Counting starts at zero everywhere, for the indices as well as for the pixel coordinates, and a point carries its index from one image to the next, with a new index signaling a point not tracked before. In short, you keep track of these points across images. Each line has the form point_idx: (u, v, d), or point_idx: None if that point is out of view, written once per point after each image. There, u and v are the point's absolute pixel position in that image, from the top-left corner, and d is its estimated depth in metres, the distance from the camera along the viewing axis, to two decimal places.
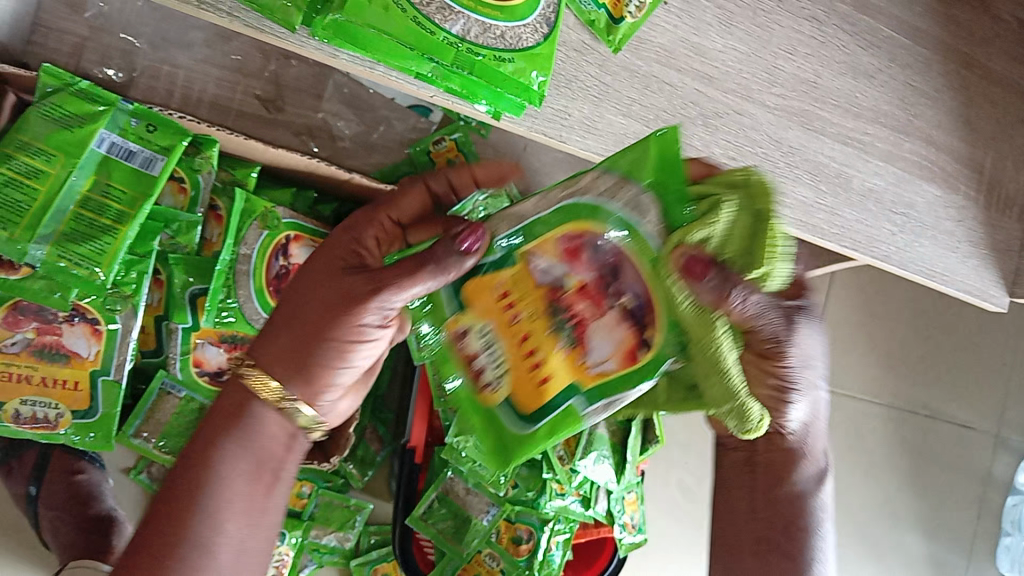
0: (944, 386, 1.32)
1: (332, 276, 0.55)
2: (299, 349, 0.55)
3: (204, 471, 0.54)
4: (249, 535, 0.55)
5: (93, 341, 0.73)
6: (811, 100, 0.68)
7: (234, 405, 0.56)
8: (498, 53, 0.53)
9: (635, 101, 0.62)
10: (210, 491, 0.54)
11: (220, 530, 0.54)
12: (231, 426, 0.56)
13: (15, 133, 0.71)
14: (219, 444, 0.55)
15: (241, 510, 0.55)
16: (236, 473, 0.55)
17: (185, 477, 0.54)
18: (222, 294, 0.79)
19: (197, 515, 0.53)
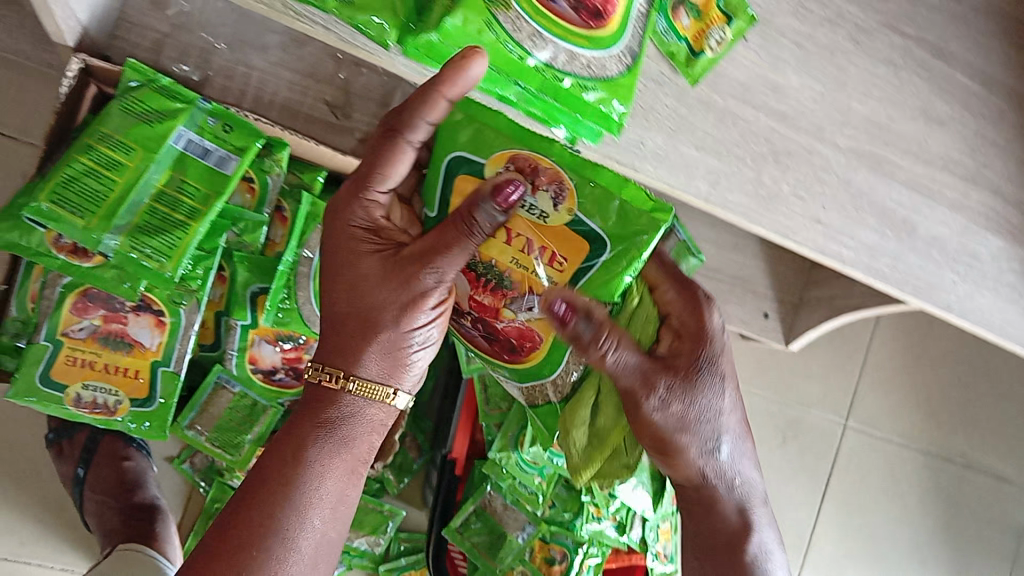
0: (985, 438, 1.30)
1: (372, 271, 0.55)
2: (359, 339, 0.56)
3: (293, 452, 0.57)
4: (331, 526, 0.58)
5: (156, 332, 0.75)
6: (881, 144, 0.68)
7: (314, 408, 0.57)
8: (582, 82, 0.53)
9: (709, 134, 0.63)
10: (303, 494, 0.56)
11: (307, 532, 0.56)
12: (306, 439, 0.57)
13: (95, 125, 0.73)
14: (298, 453, 0.57)
15: (326, 507, 0.57)
16: (330, 475, 0.57)
17: (271, 480, 0.56)
18: (282, 294, 0.81)
19: (288, 509, 0.56)
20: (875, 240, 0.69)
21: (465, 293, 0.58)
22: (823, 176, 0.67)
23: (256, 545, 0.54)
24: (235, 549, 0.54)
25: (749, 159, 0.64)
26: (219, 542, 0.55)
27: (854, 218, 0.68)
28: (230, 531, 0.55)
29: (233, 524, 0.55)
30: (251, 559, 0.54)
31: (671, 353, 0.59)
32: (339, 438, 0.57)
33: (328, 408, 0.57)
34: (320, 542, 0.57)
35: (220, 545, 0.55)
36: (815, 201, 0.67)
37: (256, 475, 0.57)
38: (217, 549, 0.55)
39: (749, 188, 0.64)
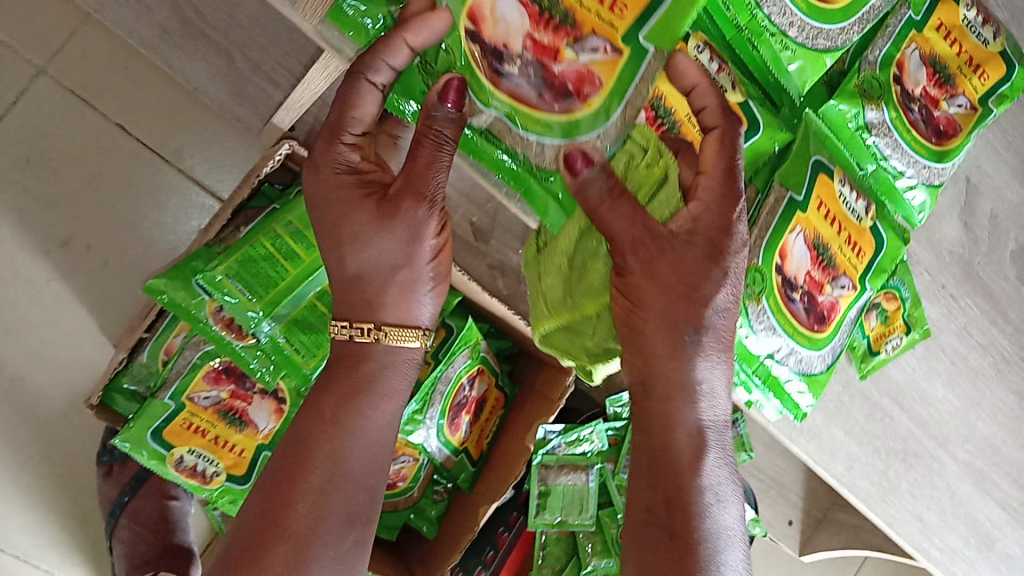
0: None
1: (411, 216, 0.56)
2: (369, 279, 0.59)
3: (348, 398, 0.61)
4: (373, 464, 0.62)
5: (273, 417, 0.76)
6: (989, 463, 0.73)
7: (349, 358, 0.62)
8: (789, 374, 0.58)
9: (858, 424, 0.68)
10: (340, 445, 0.61)
11: (349, 483, 0.61)
12: (352, 395, 0.61)
13: (282, 210, 0.75)
14: (337, 405, 0.61)
15: (364, 454, 0.62)
16: (368, 423, 0.62)
17: (312, 436, 0.61)
18: (416, 406, 0.80)
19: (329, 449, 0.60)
20: (958, 544, 0.74)
21: (518, 27, 0.48)
22: (936, 481, 0.72)
23: (299, 484, 0.60)
24: (279, 489, 0.60)
25: (884, 453, 0.69)
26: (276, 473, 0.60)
27: (946, 523, 0.73)
28: (282, 473, 0.60)
29: (283, 464, 0.60)
30: (299, 491, 0.59)
31: (685, 234, 0.53)
32: (367, 395, 0.61)
33: (360, 366, 0.61)
34: (362, 491, 0.62)
35: (274, 486, 0.60)
36: (922, 501, 0.72)
37: (299, 428, 0.62)
38: (272, 485, 0.60)
39: (875, 477, 0.70)
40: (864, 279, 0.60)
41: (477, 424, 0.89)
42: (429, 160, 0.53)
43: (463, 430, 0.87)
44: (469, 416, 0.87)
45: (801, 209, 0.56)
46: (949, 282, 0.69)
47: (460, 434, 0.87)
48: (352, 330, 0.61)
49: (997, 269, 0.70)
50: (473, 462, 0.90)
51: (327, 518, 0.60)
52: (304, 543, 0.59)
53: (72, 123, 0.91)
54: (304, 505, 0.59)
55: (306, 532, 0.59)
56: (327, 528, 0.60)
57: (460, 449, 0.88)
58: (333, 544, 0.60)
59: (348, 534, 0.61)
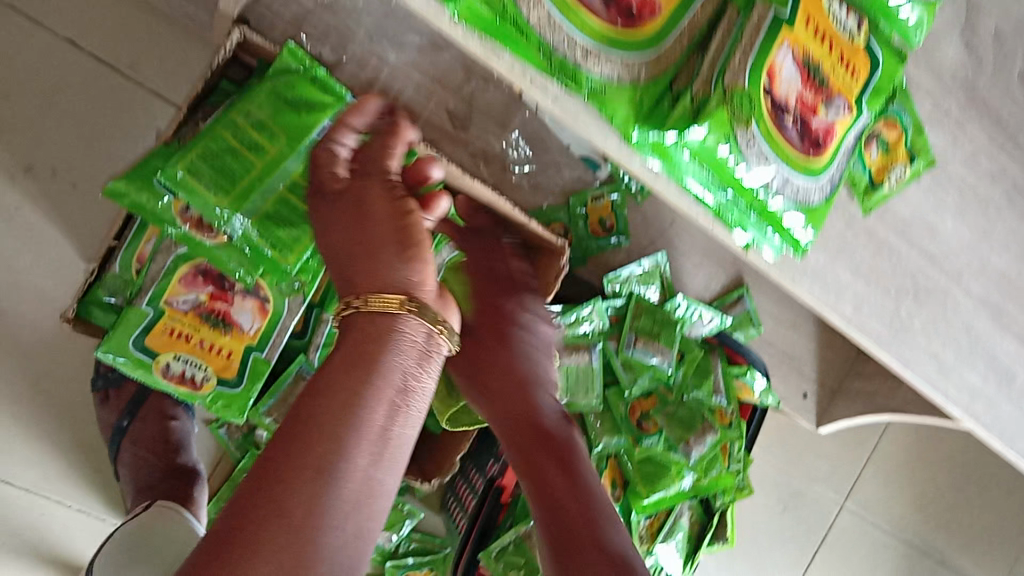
0: (960, 538, 1.37)
1: (377, 191, 0.61)
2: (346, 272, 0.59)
3: (349, 385, 0.52)
4: (371, 466, 0.50)
5: (257, 318, 0.74)
6: (1005, 297, 0.71)
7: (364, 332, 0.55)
8: (784, 204, 0.56)
9: (865, 262, 0.64)
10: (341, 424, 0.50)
11: (348, 466, 0.49)
12: (354, 369, 0.53)
13: (240, 102, 0.72)
14: (339, 376, 0.53)
15: (372, 434, 0.51)
16: (374, 402, 0.52)
17: (310, 404, 0.50)
18: None
19: (327, 439, 0.49)
20: (978, 383, 0.72)
21: None
22: (950, 319, 0.69)
23: (299, 459, 0.48)
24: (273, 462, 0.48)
25: (893, 290, 0.66)
26: (265, 467, 0.48)
27: (964, 361, 0.71)
28: (273, 461, 0.48)
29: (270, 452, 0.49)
30: (293, 486, 0.47)
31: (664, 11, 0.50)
32: (375, 367, 0.53)
33: (375, 341, 0.55)
34: (365, 482, 0.50)
35: (261, 482, 0.47)
36: (938, 341, 0.69)
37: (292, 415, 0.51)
38: (255, 481, 0.47)
39: (887, 319, 0.67)
40: (860, 102, 0.56)
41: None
42: (382, 140, 0.62)
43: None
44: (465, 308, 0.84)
45: (789, 25, 0.50)
46: (954, 107, 0.64)
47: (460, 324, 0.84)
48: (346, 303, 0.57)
49: (1005, 92, 0.65)
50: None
51: (334, 506, 0.48)
52: (303, 523, 0.46)
53: (19, 44, 0.86)
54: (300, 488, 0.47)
55: (314, 531, 0.46)
56: (330, 514, 0.47)
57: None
58: (335, 534, 0.47)
59: (358, 524, 0.49)
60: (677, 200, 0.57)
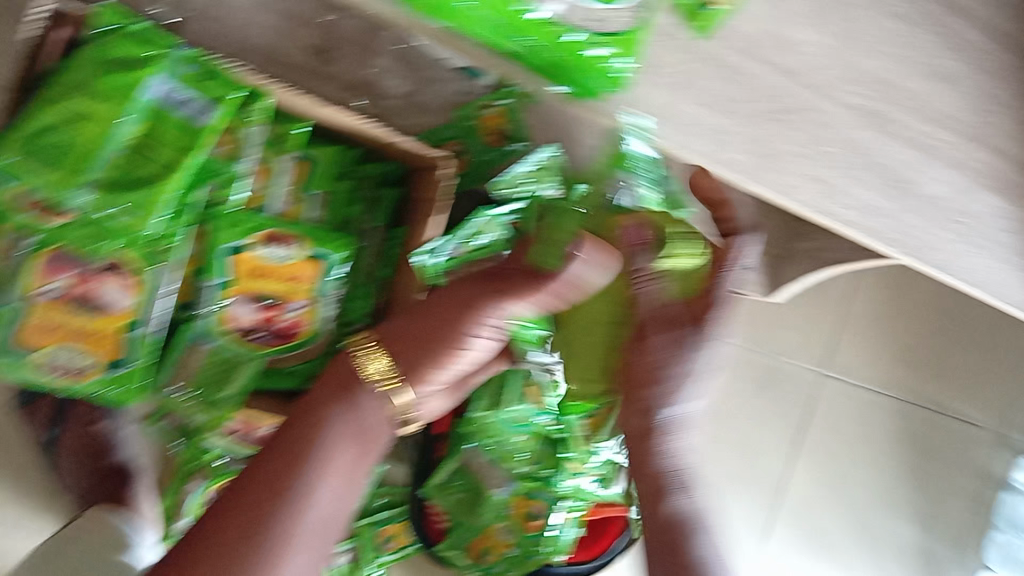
0: (959, 386, 1.33)
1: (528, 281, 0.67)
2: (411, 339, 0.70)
3: (281, 476, 0.63)
4: (329, 502, 0.64)
5: (130, 292, 0.71)
6: (887, 101, 0.67)
7: (342, 380, 0.68)
8: (589, 41, 0.61)
9: (716, 91, 0.62)
10: (319, 456, 0.65)
11: (322, 490, 0.64)
12: (296, 459, 0.64)
13: (65, 74, 0.70)
14: (272, 478, 0.63)
15: (335, 479, 0.65)
16: (340, 453, 0.66)
17: (303, 429, 0.66)
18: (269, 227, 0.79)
19: (276, 512, 0.61)
20: (874, 199, 0.69)
21: None
22: (827, 134, 0.66)
23: (270, 501, 0.62)
24: (266, 494, 0.62)
25: (753, 115, 0.63)
26: (218, 516, 0.61)
27: (852, 177, 0.68)
28: (233, 508, 0.61)
29: (223, 514, 0.61)
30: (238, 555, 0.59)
31: None
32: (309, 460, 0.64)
33: (304, 447, 0.65)
34: (326, 517, 0.64)
35: (215, 543, 0.60)
36: (816, 159, 0.66)
37: (246, 489, 0.62)
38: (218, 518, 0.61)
39: (751, 146, 0.64)
40: None
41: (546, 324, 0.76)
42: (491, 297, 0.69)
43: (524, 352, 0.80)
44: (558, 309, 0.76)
45: None
46: None
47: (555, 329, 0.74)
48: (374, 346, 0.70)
49: None
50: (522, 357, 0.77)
51: (289, 560, 0.61)
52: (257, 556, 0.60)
53: None
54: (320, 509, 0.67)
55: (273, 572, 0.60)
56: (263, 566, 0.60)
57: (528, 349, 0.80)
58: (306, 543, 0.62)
59: (316, 553, 0.63)
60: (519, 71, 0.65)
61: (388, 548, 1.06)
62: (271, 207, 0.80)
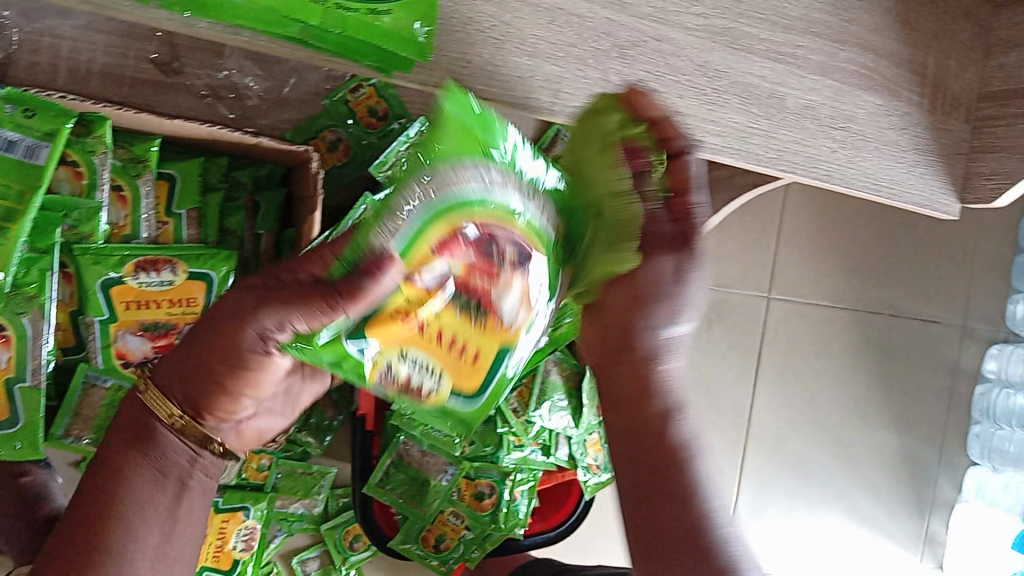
0: (908, 285, 1.32)
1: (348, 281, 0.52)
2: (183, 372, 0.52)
3: (114, 487, 0.54)
4: (171, 552, 0.56)
5: (2, 349, 0.69)
6: (735, 16, 0.63)
7: (125, 429, 0.55)
8: (372, 7, 0.52)
9: (542, 39, 0.57)
10: (120, 509, 0.54)
11: (135, 547, 0.54)
12: (112, 493, 0.54)
13: None
14: (109, 482, 0.54)
15: (151, 527, 0.55)
16: (140, 496, 0.54)
17: (92, 491, 0.54)
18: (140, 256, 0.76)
19: (115, 530, 0.53)
20: (741, 121, 0.65)
21: None
22: (675, 63, 0.62)
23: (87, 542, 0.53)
24: (61, 567, 0.52)
25: (590, 57, 0.59)
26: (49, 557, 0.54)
27: (716, 102, 0.64)
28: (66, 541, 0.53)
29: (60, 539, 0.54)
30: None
31: None
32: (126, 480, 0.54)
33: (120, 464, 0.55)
34: (157, 556, 0.55)
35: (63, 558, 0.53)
36: (671, 91, 0.62)
37: (84, 503, 0.54)
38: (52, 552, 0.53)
39: (597, 90, 0.60)
40: None
41: (458, 326, 0.48)
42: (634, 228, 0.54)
43: (406, 368, 0.49)
44: (434, 210, 0.43)
45: None
46: None
47: (441, 314, 0.47)
48: (148, 388, 0.55)
49: None
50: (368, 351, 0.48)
51: None
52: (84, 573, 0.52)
53: None
54: (633, 457, 0.56)
55: None
56: None
57: (425, 371, 0.50)
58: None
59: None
60: (329, 63, 0.54)
61: (357, 548, 1.05)
62: (140, 233, 0.77)
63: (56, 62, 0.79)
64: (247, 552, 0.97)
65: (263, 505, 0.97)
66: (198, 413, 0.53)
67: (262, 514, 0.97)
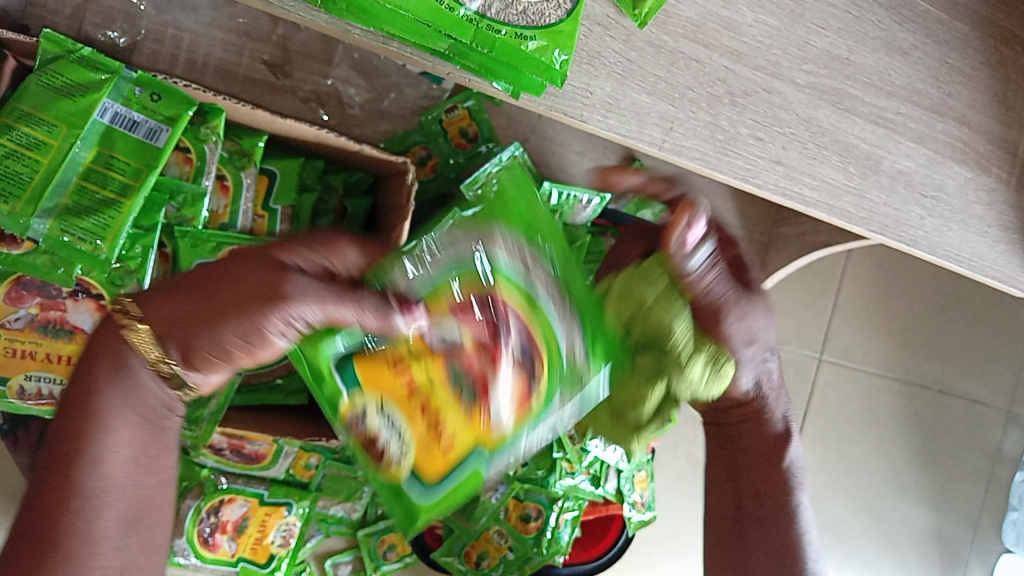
0: (958, 362, 1.32)
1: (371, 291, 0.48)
2: (187, 322, 0.50)
3: (84, 421, 0.53)
4: (130, 486, 0.55)
5: (98, 316, 0.72)
6: (843, 78, 0.66)
7: (104, 352, 0.54)
8: (519, 30, 0.51)
9: (661, 79, 0.60)
10: (97, 443, 0.53)
11: (110, 488, 0.53)
12: (86, 429, 0.53)
13: (14, 101, 0.69)
14: (70, 424, 0.53)
15: (128, 460, 0.54)
16: (120, 435, 0.54)
17: (64, 432, 0.53)
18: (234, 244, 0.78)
19: (84, 465, 0.52)
20: (838, 178, 0.66)
21: None
22: (782, 116, 0.64)
23: (58, 472, 0.52)
24: (44, 512, 0.51)
25: (704, 101, 0.61)
26: (38, 502, 0.52)
27: (816, 158, 0.65)
28: (45, 473, 0.52)
29: (44, 476, 0.52)
30: (59, 518, 0.51)
31: None
32: (95, 421, 0.53)
33: (88, 396, 0.53)
34: (128, 495, 0.54)
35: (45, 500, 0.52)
36: (775, 142, 0.64)
37: (58, 433, 0.53)
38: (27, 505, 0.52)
39: (705, 133, 0.62)
40: None
41: (435, 393, 0.49)
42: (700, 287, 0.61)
43: (380, 424, 0.49)
44: (496, 263, 0.50)
45: None
46: None
47: (431, 385, 0.49)
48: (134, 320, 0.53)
49: None
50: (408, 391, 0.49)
51: (95, 518, 0.52)
52: (60, 506, 0.51)
53: None
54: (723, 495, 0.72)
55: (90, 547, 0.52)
56: (91, 526, 0.52)
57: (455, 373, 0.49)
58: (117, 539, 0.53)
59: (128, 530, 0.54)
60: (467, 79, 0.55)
61: (390, 557, 1.05)
62: (235, 223, 0.80)
63: (177, 53, 0.82)
64: (284, 547, 0.98)
65: (305, 504, 0.98)
66: (188, 361, 0.52)
67: (303, 514, 0.98)
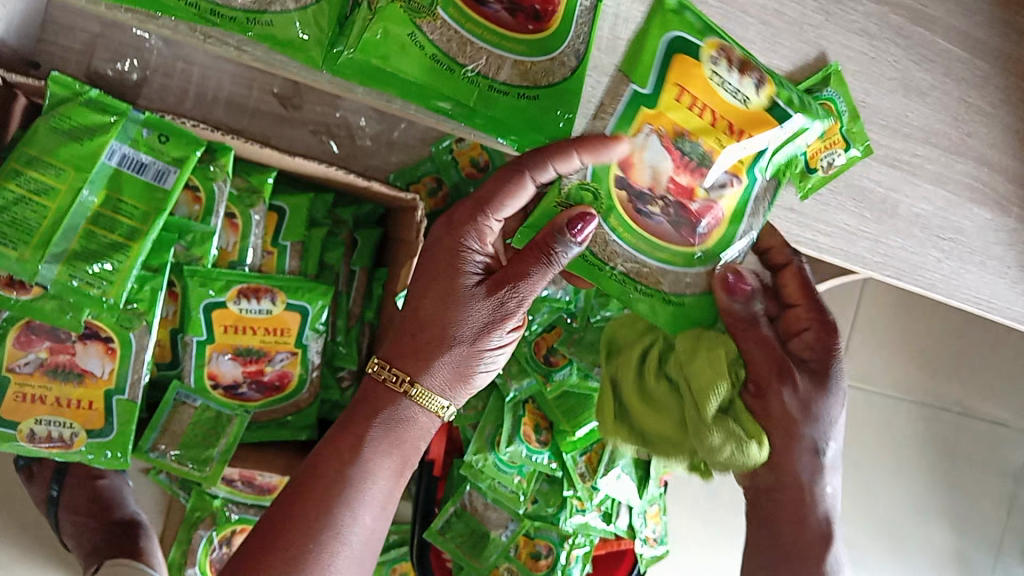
0: (979, 384, 1.30)
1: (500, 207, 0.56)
2: (423, 350, 0.58)
3: (355, 443, 0.58)
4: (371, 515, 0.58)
5: (107, 359, 0.72)
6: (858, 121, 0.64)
7: (373, 404, 0.59)
8: (521, 90, 0.55)
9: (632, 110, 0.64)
10: (356, 485, 0.57)
11: (357, 522, 0.57)
12: (358, 439, 0.58)
13: (21, 146, 0.67)
14: (342, 457, 0.58)
15: (376, 500, 0.58)
16: (377, 471, 0.58)
17: (326, 471, 0.58)
18: (244, 282, 0.78)
19: (340, 499, 0.57)
20: (851, 222, 0.66)
21: None
22: None
23: (317, 508, 0.56)
24: (284, 533, 0.55)
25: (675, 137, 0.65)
26: (274, 529, 0.56)
27: (830, 201, 0.65)
28: (297, 502, 0.57)
29: (289, 518, 0.56)
30: (306, 550, 0.55)
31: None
32: (360, 454, 0.58)
33: (368, 422, 0.59)
34: (371, 531, 0.58)
35: (297, 519, 0.56)
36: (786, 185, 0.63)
37: (320, 460, 0.58)
38: (266, 542, 0.55)
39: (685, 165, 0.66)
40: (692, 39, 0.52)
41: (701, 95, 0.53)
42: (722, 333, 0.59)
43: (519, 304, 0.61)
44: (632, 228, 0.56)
45: None
46: None
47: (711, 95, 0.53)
48: (385, 368, 0.59)
49: None
50: (660, 82, 0.53)
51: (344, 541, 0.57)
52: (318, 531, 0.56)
53: None
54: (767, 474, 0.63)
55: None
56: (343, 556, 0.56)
57: (736, 91, 0.53)
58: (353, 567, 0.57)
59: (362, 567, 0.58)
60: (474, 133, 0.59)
61: None
62: (244, 261, 0.80)
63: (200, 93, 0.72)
64: None
65: None
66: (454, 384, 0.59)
67: None
